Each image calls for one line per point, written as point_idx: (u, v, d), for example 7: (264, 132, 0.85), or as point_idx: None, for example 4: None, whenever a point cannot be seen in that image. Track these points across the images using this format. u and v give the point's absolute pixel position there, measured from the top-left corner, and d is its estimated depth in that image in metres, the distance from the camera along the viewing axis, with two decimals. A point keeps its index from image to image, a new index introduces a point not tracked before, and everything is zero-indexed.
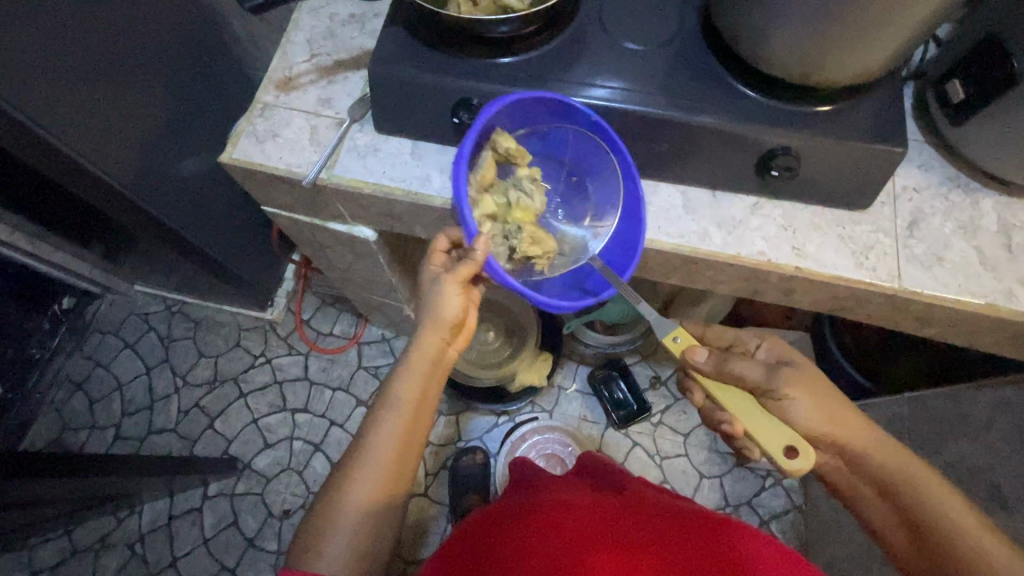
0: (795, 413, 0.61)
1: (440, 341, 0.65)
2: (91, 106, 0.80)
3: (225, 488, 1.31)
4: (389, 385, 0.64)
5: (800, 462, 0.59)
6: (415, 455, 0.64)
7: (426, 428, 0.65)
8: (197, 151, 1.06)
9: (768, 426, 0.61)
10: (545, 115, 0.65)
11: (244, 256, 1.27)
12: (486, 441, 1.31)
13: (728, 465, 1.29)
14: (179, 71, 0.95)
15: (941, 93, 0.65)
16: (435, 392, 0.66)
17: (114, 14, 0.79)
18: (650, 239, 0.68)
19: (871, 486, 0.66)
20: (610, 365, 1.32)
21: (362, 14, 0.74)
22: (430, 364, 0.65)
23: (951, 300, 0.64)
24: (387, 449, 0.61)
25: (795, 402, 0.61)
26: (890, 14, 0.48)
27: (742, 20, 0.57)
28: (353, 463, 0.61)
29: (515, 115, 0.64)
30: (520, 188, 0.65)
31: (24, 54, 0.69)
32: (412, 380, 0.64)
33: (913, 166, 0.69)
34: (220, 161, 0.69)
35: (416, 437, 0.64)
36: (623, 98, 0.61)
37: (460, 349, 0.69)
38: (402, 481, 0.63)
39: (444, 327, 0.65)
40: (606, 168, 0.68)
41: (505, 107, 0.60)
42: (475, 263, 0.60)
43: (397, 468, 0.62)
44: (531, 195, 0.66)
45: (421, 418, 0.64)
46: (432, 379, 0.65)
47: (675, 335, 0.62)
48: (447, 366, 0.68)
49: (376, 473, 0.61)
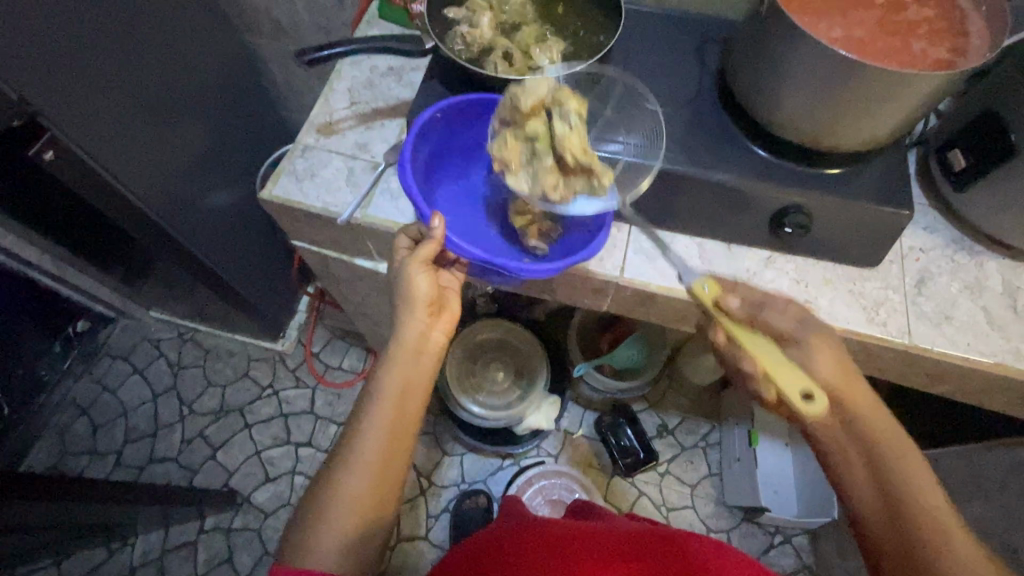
0: (821, 369, 0.59)
1: (420, 324, 0.65)
2: (133, 138, 0.84)
3: (221, 523, 1.29)
4: (374, 375, 0.63)
5: (811, 405, 0.55)
6: (408, 442, 0.62)
7: (417, 414, 0.63)
8: (227, 184, 1.10)
9: (789, 369, 0.57)
10: (480, 121, 0.71)
11: (262, 286, 1.29)
12: (490, 484, 1.29)
13: (736, 519, 1.26)
14: (213, 109, 1.01)
15: (944, 161, 0.68)
16: (424, 377, 0.65)
17: (155, 55, 0.85)
18: (667, 289, 0.70)
19: (863, 467, 0.58)
20: (617, 412, 1.31)
21: (399, 67, 0.80)
22: (410, 349, 0.64)
23: (961, 358, 0.65)
24: (372, 437, 0.60)
25: (818, 359, 0.60)
26: (894, 90, 0.52)
27: (757, 88, 0.61)
28: (343, 454, 0.60)
29: (461, 123, 0.70)
30: (563, 115, 0.60)
31: (82, 90, 0.74)
32: (394, 364, 0.63)
33: (919, 228, 0.72)
34: (261, 197, 0.73)
35: (408, 424, 0.62)
36: (632, 152, 0.65)
37: (447, 334, 0.67)
38: (395, 469, 0.61)
39: (419, 308, 0.65)
40: None
41: (442, 113, 0.67)
42: (435, 243, 0.63)
43: (387, 456, 0.60)
44: (574, 124, 0.60)
45: (410, 402, 0.63)
46: (417, 365, 0.64)
47: (704, 283, 0.64)
48: (436, 351, 0.66)
49: (365, 462, 0.59)
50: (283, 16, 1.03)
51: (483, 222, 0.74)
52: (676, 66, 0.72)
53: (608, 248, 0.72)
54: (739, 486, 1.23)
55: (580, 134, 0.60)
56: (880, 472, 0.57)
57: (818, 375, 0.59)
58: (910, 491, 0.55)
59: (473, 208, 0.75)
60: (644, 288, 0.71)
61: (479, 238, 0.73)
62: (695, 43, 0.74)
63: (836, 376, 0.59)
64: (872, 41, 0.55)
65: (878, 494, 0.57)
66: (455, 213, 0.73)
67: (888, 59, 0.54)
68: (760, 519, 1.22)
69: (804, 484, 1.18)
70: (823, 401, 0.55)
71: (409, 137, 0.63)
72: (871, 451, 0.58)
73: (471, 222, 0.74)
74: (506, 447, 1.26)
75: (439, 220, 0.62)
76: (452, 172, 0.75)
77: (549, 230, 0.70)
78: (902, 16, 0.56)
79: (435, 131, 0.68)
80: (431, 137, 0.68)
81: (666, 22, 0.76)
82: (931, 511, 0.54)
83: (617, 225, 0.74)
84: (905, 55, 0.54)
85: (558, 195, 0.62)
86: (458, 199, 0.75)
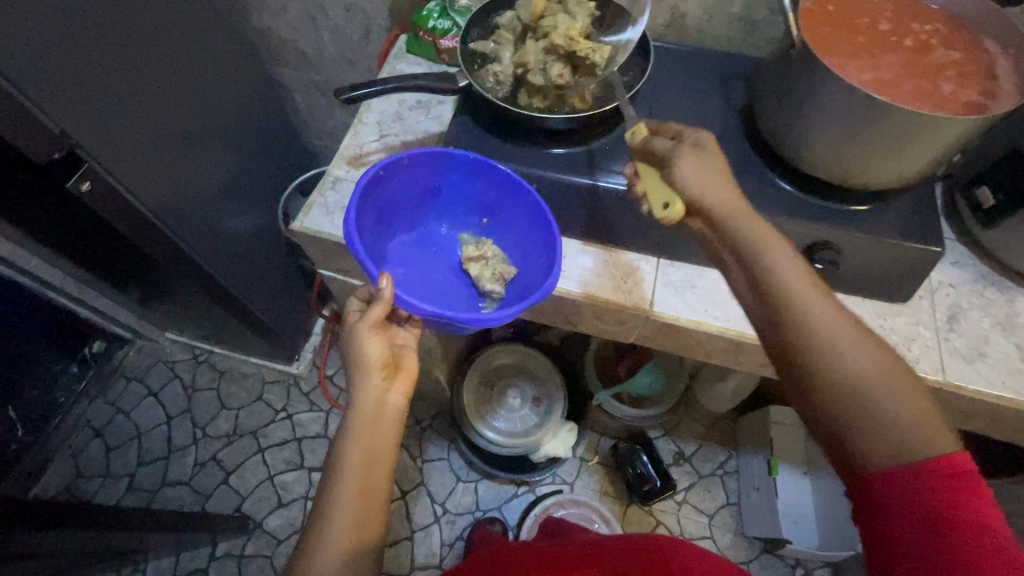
0: (683, 176, 0.54)
1: (375, 387, 0.58)
2: (165, 165, 0.85)
3: (233, 549, 1.27)
4: (332, 452, 0.56)
5: (667, 213, 0.56)
6: (380, 513, 0.54)
7: (385, 483, 0.55)
8: (250, 210, 1.12)
9: (659, 185, 0.58)
10: (422, 174, 0.73)
11: (281, 309, 1.30)
12: (505, 512, 1.27)
13: (756, 551, 1.24)
14: (238, 137, 1.03)
15: (971, 197, 0.70)
16: (389, 441, 0.57)
17: (185, 86, 0.87)
18: (698, 323, 0.71)
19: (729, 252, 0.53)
20: (633, 439, 1.29)
21: (428, 101, 0.82)
22: (367, 417, 0.56)
23: (996, 397, 0.65)
24: (337, 517, 0.52)
25: (684, 167, 0.55)
26: (925, 131, 0.53)
27: (784, 126, 0.62)
28: (308, 541, 0.52)
29: (402, 179, 0.72)
30: (565, 11, 0.70)
31: (119, 121, 0.75)
32: (352, 436, 0.56)
33: (948, 263, 0.72)
34: (292, 228, 0.74)
35: (375, 499, 0.54)
36: None
37: (407, 394, 0.60)
38: (368, 545, 0.53)
39: (374, 372, 0.58)
40: (511, 211, 0.74)
41: (385, 171, 0.69)
42: (385, 303, 0.59)
43: (358, 534, 0.52)
44: (575, 16, 0.69)
45: (376, 471, 0.55)
46: (379, 432, 0.57)
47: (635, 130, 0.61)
48: (397, 415, 0.59)
49: (334, 544, 0.51)
50: (310, 48, 1.09)
51: (437, 270, 0.78)
52: (700, 103, 0.74)
53: (635, 280, 0.73)
54: (758, 516, 1.21)
55: (581, 22, 0.69)
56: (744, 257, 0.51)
57: (684, 186, 0.54)
58: (794, 303, 0.47)
59: (426, 256, 0.78)
60: (673, 322, 0.71)
61: (435, 286, 0.76)
62: (719, 80, 0.76)
63: (710, 185, 0.53)
64: (901, 82, 0.56)
65: (769, 318, 0.49)
66: (409, 264, 0.77)
67: (917, 101, 0.55)
68: (781, 551, 1.19)
69: (823, 512, 1.16)
70: (680, 208, 0.56)
71: (353, 198, 0.64)
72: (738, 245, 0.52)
73: (426, 272, 0.77)
74: (522, 473, 1.25)
75: (388, 279, 0.59)
76: (403, 223, 0.77)
77: (501, 273, 0.74)
78: (928, 59, 0.58)
79: (382, 188, 0.70)
80: (374, 195, 0.70)
81: (688, 60, 0.78)
82: (797, 295, 0.47)
83: (645, 259, 0.74)
84: (935, 97, 0.55)
85: (565, 78, 0.69)
86: (410, 250, 0.77)
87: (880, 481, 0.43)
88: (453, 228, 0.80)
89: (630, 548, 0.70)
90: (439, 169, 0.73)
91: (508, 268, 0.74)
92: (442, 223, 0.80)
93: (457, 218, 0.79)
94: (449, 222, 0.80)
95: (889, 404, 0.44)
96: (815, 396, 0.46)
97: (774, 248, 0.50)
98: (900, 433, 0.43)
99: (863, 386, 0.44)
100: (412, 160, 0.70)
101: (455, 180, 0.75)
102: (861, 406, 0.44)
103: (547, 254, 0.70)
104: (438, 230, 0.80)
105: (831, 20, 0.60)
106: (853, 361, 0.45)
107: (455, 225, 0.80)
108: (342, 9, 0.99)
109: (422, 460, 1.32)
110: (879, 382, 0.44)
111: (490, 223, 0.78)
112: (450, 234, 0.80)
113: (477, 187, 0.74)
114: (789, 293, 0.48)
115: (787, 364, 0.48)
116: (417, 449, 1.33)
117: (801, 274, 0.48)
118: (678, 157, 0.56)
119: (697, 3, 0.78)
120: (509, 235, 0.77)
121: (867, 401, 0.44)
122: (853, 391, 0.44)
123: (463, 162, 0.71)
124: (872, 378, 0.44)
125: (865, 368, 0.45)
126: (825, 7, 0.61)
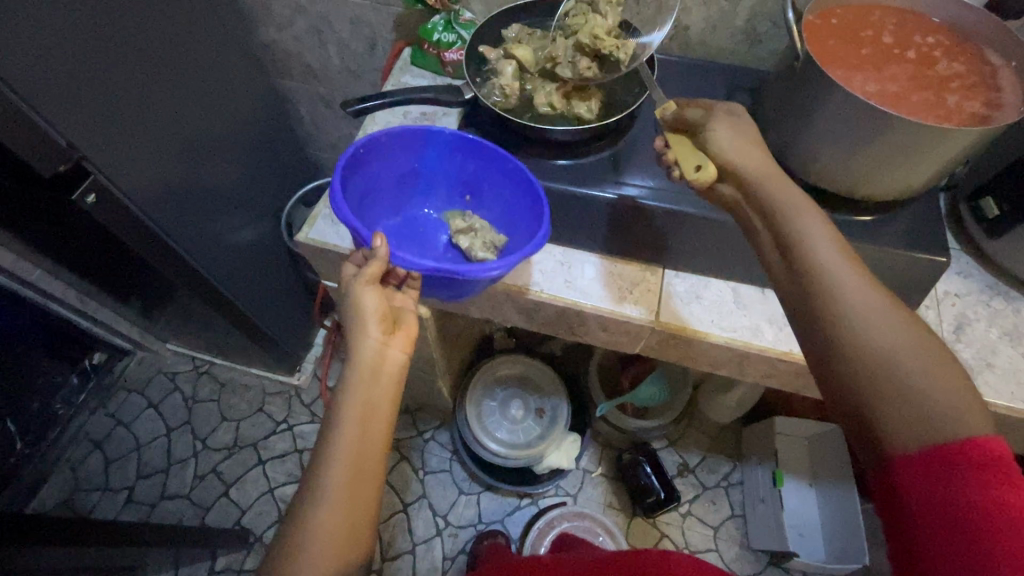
0: (721, 140, 0.56)
1: (373, 342, 0.56)
2: (170, 176, 0.86)
3: (233, 563, 1.26)
4: (330, 406, 0.54)
5: (698, 174, 0.57)
6: (377, 469, 0.53)
7: (382, 440, 0.54)
8: (254, 222, 1.12)
9: (688, 149, 0.59)
10: (401, 154, 0.75)
11: (284, 320, 1.30)
12: (508, 524, 1.25)
13: (762, 564, 1.22)
14: (242, 150, 1.04)
15: (975, 208, 0.70)
16: (388, 397, 0.56)
17: (191, 98, 0.87)
18: (705, 333, 0.70)
19: (759, 216, 0.54)
20: (637, 450, 1.28)
21: (432, 113, 0.82)
22: (366, 371, 0.55)
23: (1006, 407, 0.65)
24: (335, 470, 0.51)
25: (722, 134, 0.56)
26: (930, 144, 0.53)
27: (788, 137, 0.62)
28: (304, 494, 0.51)
29: (384, 160, 0.74)
30: (598, 9, 0.70)
31: (128, 133, 0.76)
32: (349, 391, 0.54)
33: (954, 273, 0.72)
34: (296, 239, 0.75)
35: (373, 455, 0.53)
36: (652, 196, 0.66)
37: (406, 350, 0.59)
38: (366, 499, 0.51)
39: (371, 326, 0.57)
40: (490, 183, 0.76)
41: (365, 149, 0.71)
42: (381, 260, 0.59)
43: (355, 488, 0.51)
44: (607, 11, 0.69)
45: (374, 427, 0.54)
46: (378, 387, 0.55)
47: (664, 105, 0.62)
48: (396, 372, 0.57)
49: (331, 497, 0.50)
50: (315, 61, 1.11)
51: (429, 249, 0.79)
52: None
53: (643, 290, 0.73)
54: (764, 529, 1.20)
55: (612, 20, 0.69)
56: (772, 221, 0.52)
57: (720, 151, 0.55)
58: (824, 274, 0.47)
59: (417, 238, 0.79)
60: (680, 332, 0.71)
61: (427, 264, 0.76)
62: (723, 92, 0.77)
63: (745, 151, 0.54)
64: (906, 95, 0.57)
65: (795, 283, 0.49)
66: (400, 246, 0.78)
67: (923, 113, 0.55)
68: (787, 564, 1.17)
69: (827, 523, 1.16)
70: (712, 169, 0.57)
71: (336, 166, 0.65)
72: (767, 210, 0.52)
73: (416, 252, 0.77)
74: (525, 485, 1.24)
75: (382, 239, 0.58)
76: (389, 208, 0.79)
77: (492, 242, 0.74)
78: (932, 71, 0.58)
79: (364, 171, 0.73)
80: (357, 174, 0.72)
81: (691, 73, 0.79)
82: (823, 259, 0.48)
83: (653, 269, 0.74)
84: (939, 109, 0.56)
85: (592, 70, 0.69)
86: (399, 233, 0.79)
87: (908, 476, 0.42)
88: (439, 210, 0.82)
89: (625, 564, 0.69)
90: (416, 149, 0.75)
91: (495, 236, 0.75)
92: (428, 206, 0.82)
93: (441, 199, 0.81)
94: (433, 204, 0.82)
95: (919, 373, 0.43)
96: (840, 362, 0.46)
97: (801, 212, 0.50)
98: (939, 410, 0.42)
99: (894, 352, 0.44)
100: (391, 138, 0.72)
101: (433, 158, 0.77)
102: (894, 376, 0.43)
103: (534, 218, 0.71)
104: (425, 213, 0.81)
105: (836, 32, 0.61)
106: (883, 334, 0.44)
107: (440, 206, 0.82)
108: (347, 23, 1.00)
109: (424, 472, 1.31)
110: (909, 351, 0.44)
111: (473, 199, 0.80)
112: (436, 216, 0.81)
113: (456, 162, 0.76)
114: (812, 258, 0.48)
115: (813, 332, 0.48)
116: (420, 460, 1.32)
117: (833, 240, 0.49)
118: (711, 122, 0.57)
119: (700, 16, 0.79)
120: (493, 209, 0.78)
121: (900, 385, 0.43)
122: (882, 360, 0.44)
123: (440, 136, 0.73)
124: (900, 351, 0.44)
125: (896, 341, 0.44)
126: (828, 20, 0.62)
